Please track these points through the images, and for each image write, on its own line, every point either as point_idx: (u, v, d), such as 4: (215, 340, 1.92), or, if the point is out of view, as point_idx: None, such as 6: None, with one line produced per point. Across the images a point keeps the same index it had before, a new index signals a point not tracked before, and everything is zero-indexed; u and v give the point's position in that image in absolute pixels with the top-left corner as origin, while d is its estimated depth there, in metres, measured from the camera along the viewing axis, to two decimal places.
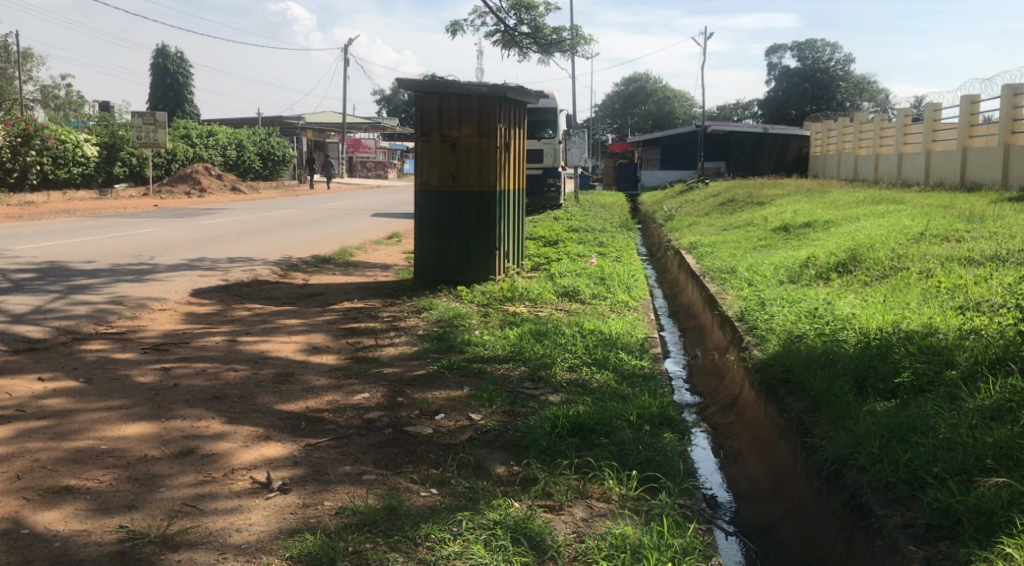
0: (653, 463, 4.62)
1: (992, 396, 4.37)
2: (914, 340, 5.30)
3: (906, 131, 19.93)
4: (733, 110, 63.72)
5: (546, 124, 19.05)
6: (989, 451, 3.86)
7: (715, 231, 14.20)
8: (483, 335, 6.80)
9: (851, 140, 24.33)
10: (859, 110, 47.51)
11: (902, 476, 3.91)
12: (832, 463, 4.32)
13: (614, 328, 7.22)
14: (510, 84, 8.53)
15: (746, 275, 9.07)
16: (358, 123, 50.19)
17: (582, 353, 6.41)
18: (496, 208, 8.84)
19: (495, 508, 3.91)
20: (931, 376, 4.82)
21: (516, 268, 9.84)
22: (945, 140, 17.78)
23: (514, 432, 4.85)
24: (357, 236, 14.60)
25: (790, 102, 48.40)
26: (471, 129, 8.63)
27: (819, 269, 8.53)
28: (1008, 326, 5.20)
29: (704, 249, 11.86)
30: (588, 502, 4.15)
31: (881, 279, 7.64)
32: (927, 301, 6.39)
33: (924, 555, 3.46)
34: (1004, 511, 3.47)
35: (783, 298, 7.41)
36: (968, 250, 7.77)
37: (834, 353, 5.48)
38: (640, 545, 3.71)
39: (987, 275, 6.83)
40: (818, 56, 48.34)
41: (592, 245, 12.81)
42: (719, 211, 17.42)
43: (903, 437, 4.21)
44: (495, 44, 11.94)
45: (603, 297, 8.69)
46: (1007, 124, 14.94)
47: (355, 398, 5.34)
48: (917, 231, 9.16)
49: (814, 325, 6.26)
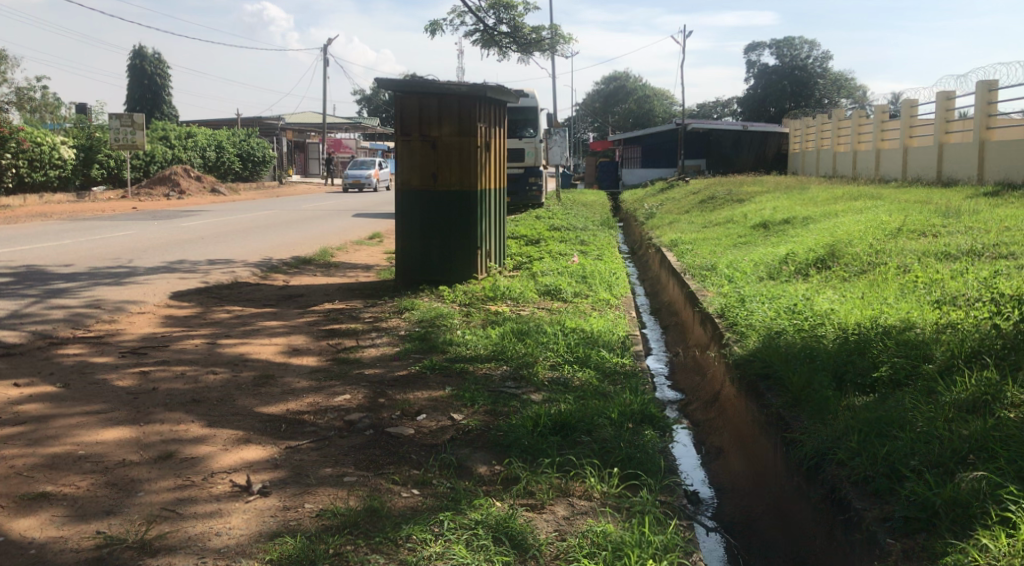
0: (635, 460, 4.64)
1: (969, 388, 4.43)
2: (892, 334, 5.36)
3: (884, 127, 20.08)
4: (714, 110, 64.07)
5: (526, 123, 19.02)
6: (965, 444, 3.90)
7: (696, 228, 14.30)
8: (466, 334, 6.80)
9: (829, 137, 24.55)
10: (838, 107, 47.79)
11: (880, 469, 3.96)
12: (812, 457, 4.36)
13: (595, 326, 7.25)
14: (489, 83, 8.48)
15: (727, 272, 9.11)
16: (338, 124, 50.13)
17: (564, 351, 6.43)
18: (478, 208, 8.85)
19: (477, 508, 3.91)
20: (909, 369, 4.87)
21: (498, 267, 9.85)
22: (922, 137, 17.90)
23: (496, 431, 4.85)
24: (339, 237, 14.52)
25: (769, 100, 48.64)
26: (451, 128, 8.61)
27: (797, 266, 8.57)
28: (984, 320, 5.27)
29: (685, 247, 11.93)
30: (570, 500, 4.17)
31: (859, 275, 7.70)
32: (904, 296, 6.45)
33: (902, 548, 3.49)
34: (980, 503, 3.49)
35: (763, 295, 7.45)
36: (944, 245, 7.85)
37: (813, 347, 5.53)
38: (622, 542, 3.73)
39: (963, 268, 6.91)
40: (796, 53, 48.58)
41: (574, 243, 12.89)
42: (699, 209, 17.50)
43: (882, 432, 4.24)
44: (474, 44, 11.89)
45: (585, 296, 8.71)
46: (982, 120, 15.09)
47: (336, 399, 5.32)
48: (894, 226, 9.26)
49: (793, 321, 6.29)
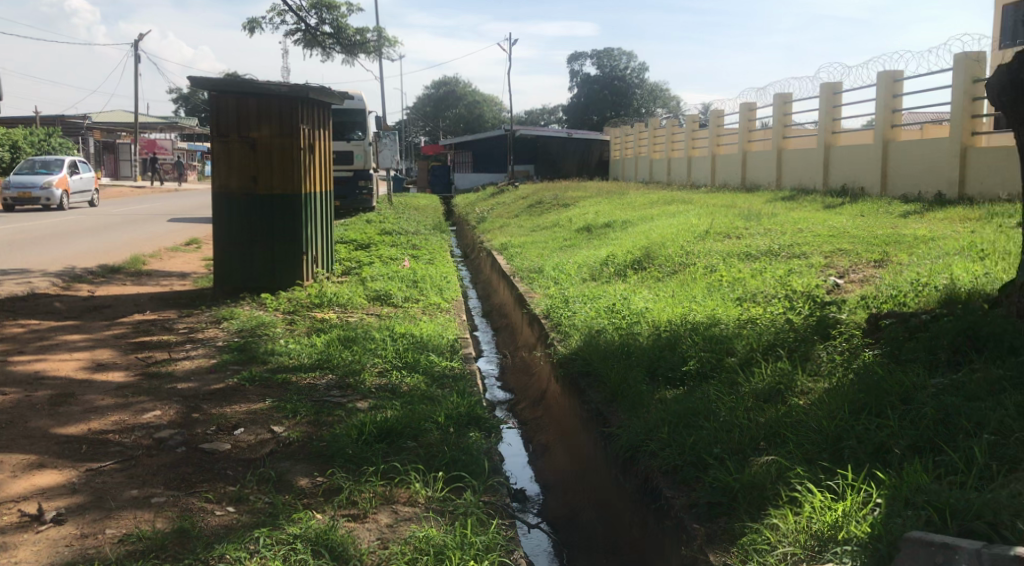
0: (459, 462, 4.65)
1: (766, 379, 4.76)
2: (699, 330, 5.67)
3: (695, 136, 21.22)
4: (540, 116, 65.01)
5: (354, 126, 18.79)
6: (760, 431, 4.18)
7: (524, 231, 14.58)
8: (289, 343, 6.61)
9: (647, 144, 25.69)
10: (655, 116, 50.11)
11: (687, 458, 4.17)
12: (627, 450, 4.54)
13: (424, 330, 7.23)
14: (311, 83, 8.28)
15: (553, 274, 9.34)
16: (152, 124, 47.57)
17: (392, 357, 6.38)
18: (302, 212, 8.64)
19: (295, 522, 3.81)
20: (715, 362, 5.16)
21: (326, 272, 9.64)
22: (729, 145, 19.06)
23: (318, 442, 4.74)
24: (151, 244, 13.78)
25: (591, 109, 50.27)
26: (270, 128, 8.34)
27: (617, 267, 8.90)
28: (781, 315, 5.67)
29: (514, 250, 12.12)
30: (393, 507, 4.13)
31: (672, 274, 8.10)
32: (711, 294, 6.84)
33: (706, 532, 3.68)
34: (772, 485, 3.73)
35: (585, 295, 7.70)
36: (746, 246, 8.39)
37: (629, 344, 5.75)
38: (444, 545, 3.74)
39: (762, 268, 7.42)
40: (615, 64, 50.53)
41: (404, 248, 12.84)
42: (528, 213, 17.87)
43: (689, 422, 4.47)
44: (296, 44, 11.61)
45: (415, 300, 8.69)
46: (780, 130, 16.22)
47: (144, 416, 5.04)
48: (703, 229, 9.79)
49: (612, 319, 6.54)
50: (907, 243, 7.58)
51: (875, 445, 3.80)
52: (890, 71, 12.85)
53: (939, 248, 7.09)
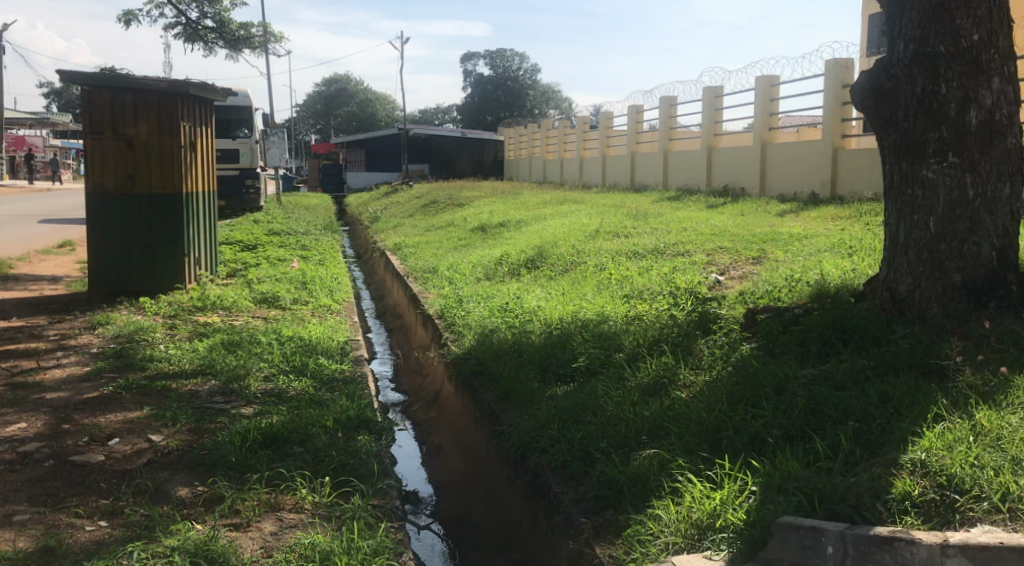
0: (348, 466, 4.58)
1: (651, 373, 4.87)
2: (589, 327, 5.75)
3: (586, 136, 21.55)
4: (434, 115, 64.80)
5: (241, 123, 18.30)
6: (645, 424, 4.27)
7: (418, 231, 14.52)
8: (169, 349, 6.38)
9: (540, 144, 25.94)
10: (548, 117, 50.61)
11: (575, 453, 4.23)
12: (516, 447, 4.57)
13: (313, 333, 7.10)
14: (191, 79, 8.02)
15: (447, 274, 9.32)
16: (23, 120, 45.17)
17: (279, 361, 6.23)
18: (184, 212, 8.36)
19: (173, 535, 3.68)
20: (603, 358, 5.25)
21: (211, 275, 9.35)
22: (618, 146, 19.44)
23: (200, 450, 4.59)
24: (21, 246, 13.09)
25: (485, 109, 50.36)
26: (147, 125, 8.04)
27: (510, 266, 8.95)
28: (666, 311, 5.81)
29: (408, 250, 12.06)
30: (278, 515, 4.04)
31: (564, 273, 8.20)
32: (601, 291, 6.95)
33: (593, 525, 3.74)
34: (656, 476, 3.82)
35: (478, 295, 7.71)
36: (635, 244, 8.56)
37: (521, 342, 5.79)
38: (330, 551, 3.68)
39: (650, 265, 7.59)
40: (508, 65, 50.85)
41: (294, 249, 12.58)
42: (422, 212, 17.79)
43: (578, 418, 4.53)
44: (176, 38, 11.22)
45: (304, 302, 8.52)
46: (666, 132, 16.63)
47: (9, 429, 4.78)
48: (593, 228, 9.95)
49: (504, 318, 6.57)
50: (784, 241, 7.89)
51: (752, 435, 3.93)
52: (768, 76, 13.20)
53: (812, 245, 7.41)
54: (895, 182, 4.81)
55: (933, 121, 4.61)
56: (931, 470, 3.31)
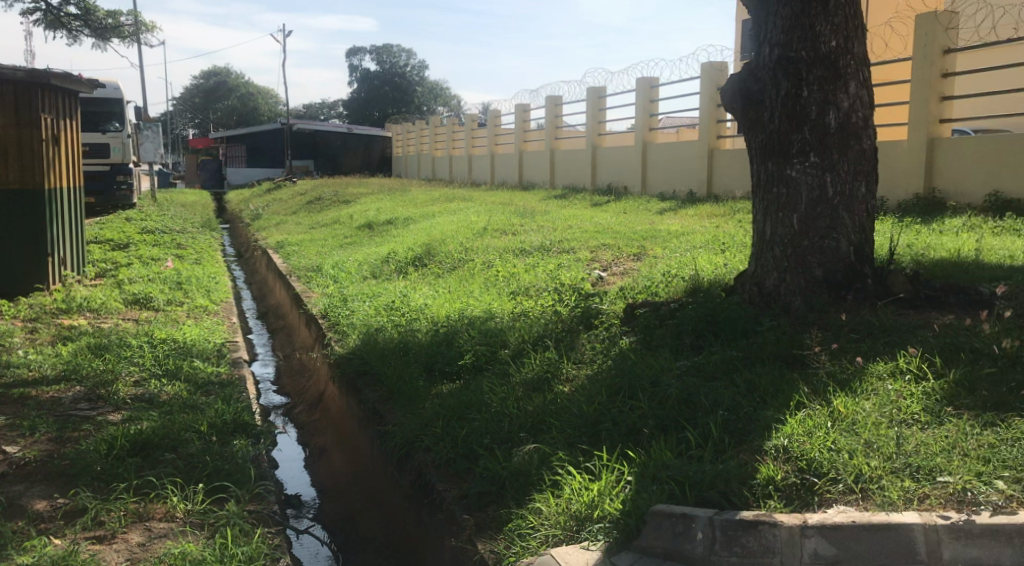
0: (222, 472, 4.47)
1: (535, 369, 4.93)
2: (475, 325, 5.77)
3: (474, 134, 21.60)
4: (320, 110, 63.68)
5: (111, 116, 17.41)
6: (528, 419, 4.33)
7: (302, 229, 14.25)
8: (30, 354, 6.06)
9: (428, 141, 25.85)
10: (437, 114, 50.41)
11: (459, 451, 4.25)
12: (401, 446, 4.55)
13: (189, 335, 6.87)
14: (52, 69, 7.62)
15: (331, 273, 9.19)
16: None
17: (150, 365, 6.01)
18: (46, 209, 7.95)
19: (28, 552, 3.51)
20: (488, 355, 5.29)
21: (78, 275, 8.93)
22: (506, 144, 19.57)
23: (61, 461, 4.39)
24: None
25: (372, 105, 49.72)
26: (5, 119, 7.60)
27: (397, 264, 8.89)
28: (551, 307, 5.89)
29: (291, 248, 11.81)
30: (146, 524, 3.91)
31: (451, 270, 8.19)
32: (488, 289, 6.98)
33: (475, 521, 3.77)
34: (537, 470, 3.88)
35: (364, 293, 7.63)
36: (521, 242, 8.64)
37: (407, 341, 5.76)
38: (201, 560, 3.58)
39: (536, 262, 7.68)
40: (395, 61, 50.45)
41: (170, 247, 12.13)
42: (306, 210, 17.46)
43: (462, 415, 4.55)
44: (37, 25, 10.64)
45: (179, 303, 8.23)
46: (552, 132, 16.85)
47: None
48: (480, 226, 9.99)
49: (390, 317, 6.52)
50: (663, 238, 8.11)
51: (629, 426, 4.04)
52: (647, 78, 13.59)
53: (688, 241, 7.65)
54: (762, 181, 5.02)
55: (796, 123, 4.82)
56: (793, 454, 3.47)
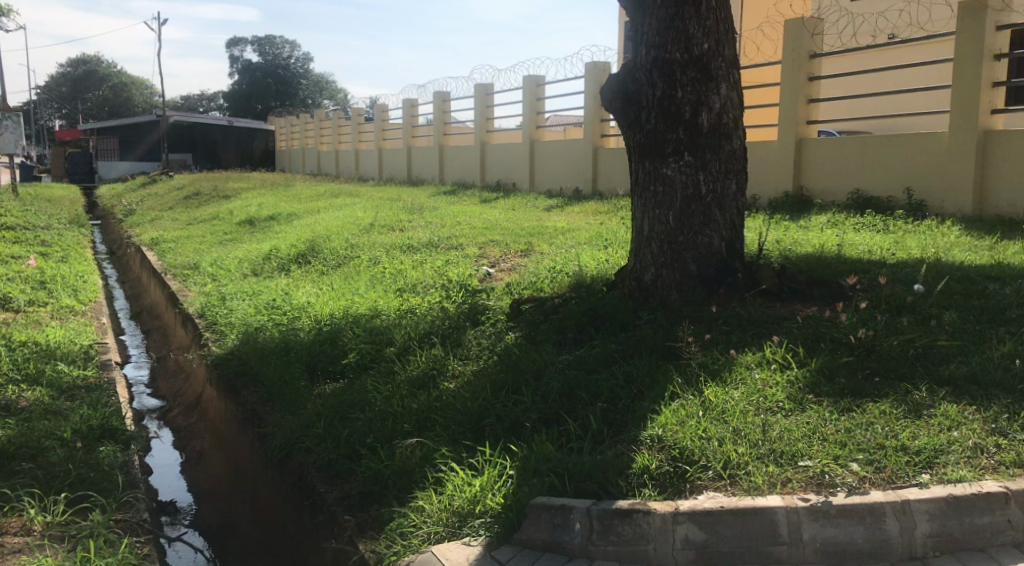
0: (86, 480, 4.28)
1: (421, 366, 4.92)
2: (359, 322, 5.70)
3: (361, 129, 21.30)
4: (199, 102, 61.56)
5: None
6: (412, 416, 4.32)
7: (180, 225, 13.76)
8: None
9: (313, 135, 25.36)
10: (322, 107, 49.46)
11: (341, 451, 4.21)
12: (281, 447, 4.47)
13: (53, 337, 6.53)
14: None
15: (210, 270, 8.91)
16: None
17: (9, 370, 5.69)
18: None
19: None
20: (372, 353, 5.24)
21: None
22: (394, 140, 19.39)
23: None
24: None
25: (255, 97, 48.34)
26: None
27: (280, 261, 8.69)
28: (437, 304, 5.88)
29: (167, 245, 11.39)
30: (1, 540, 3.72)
31: (336, 268, 8.07)
32: (373, 286, 6.91)
33: (357, 521, 3.75)
34: (419, 468, 3.88)
35: (244, 291, 7.43)
36: (408, 239, 8.58)
37: (289, 340, 5.64)
38: None
39: (422, 259, 7.65)
40: (279, 52, 49.27)
41: (34, 245, 11.50)
42: (184, 205, 16.86)
43: (345, 414, 4.50)
44: None
45: (43, 303, 7.82)
46: (440, 128, 16.78)
47: None
48: (367, 222, 9.88)
49: (272, 316, 6.37)
50: (548, 234, 8.21)
51: (511, 421, 4.08)
52: (534, 76, 13.68)
53: (573, 238, 7.77)
54: (639, 180, 5.15)
55: (672, 123, 4.97)
56: (666, 443, 3.58)
